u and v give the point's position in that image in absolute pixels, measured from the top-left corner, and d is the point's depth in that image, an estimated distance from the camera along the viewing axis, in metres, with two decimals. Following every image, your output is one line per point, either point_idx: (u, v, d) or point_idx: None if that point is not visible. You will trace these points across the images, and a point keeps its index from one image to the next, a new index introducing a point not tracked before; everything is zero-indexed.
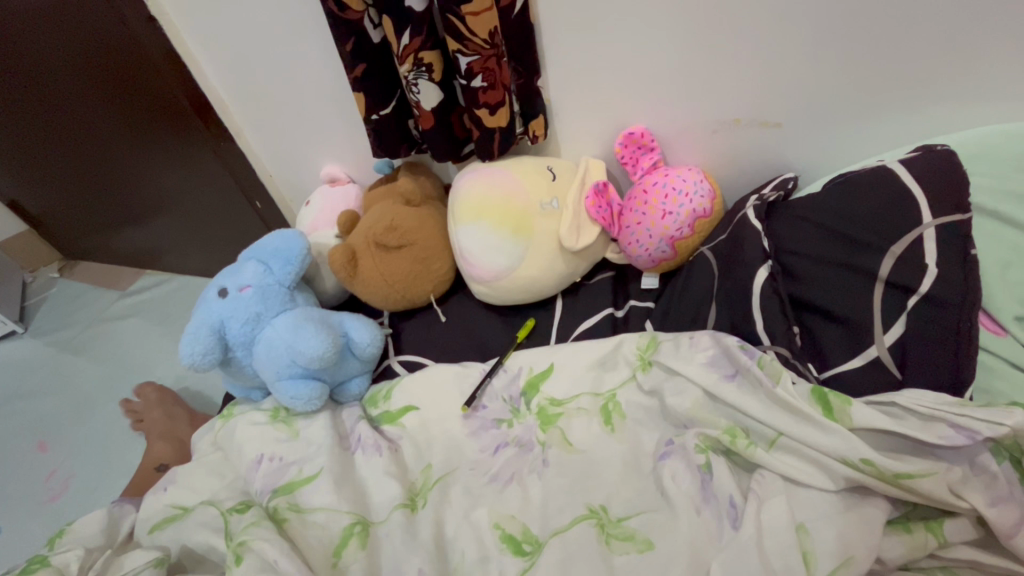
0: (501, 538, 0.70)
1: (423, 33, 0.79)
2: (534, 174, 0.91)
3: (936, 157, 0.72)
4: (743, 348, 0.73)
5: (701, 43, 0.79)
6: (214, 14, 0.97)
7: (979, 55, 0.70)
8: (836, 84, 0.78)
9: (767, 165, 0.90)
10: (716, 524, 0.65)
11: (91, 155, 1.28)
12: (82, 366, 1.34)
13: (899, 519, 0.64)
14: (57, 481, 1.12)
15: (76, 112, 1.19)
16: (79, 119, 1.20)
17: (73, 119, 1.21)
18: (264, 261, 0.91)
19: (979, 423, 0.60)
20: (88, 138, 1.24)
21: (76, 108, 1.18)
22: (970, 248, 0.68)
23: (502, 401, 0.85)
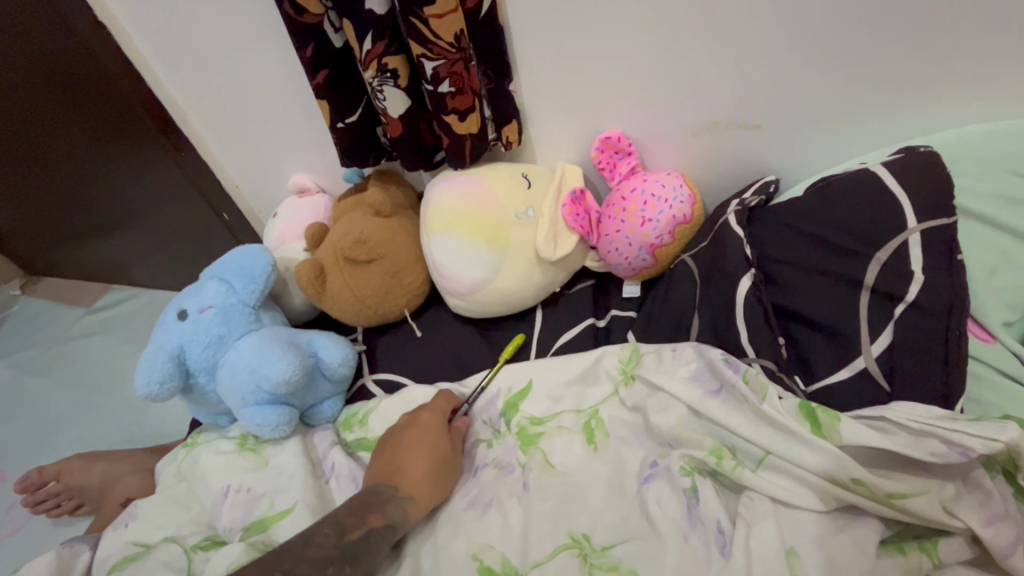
0: (479, 570, 0.67)
1: (385, 37, 0.75)
2: (508, 182, 0.88)
3: (919, 158, 0.69)
4: (727, 362, 0.71)
5: (674, 44, 0.76)
6: (166, 21, 0.93)
7: (961, 51, 0.68)
8: (815, 85, 0.75)
9: (746, 168, 0.87)
10: (705, 550, 0.62)
11: (46, 169, 1.22)
12: (44, 388, 1.29)
13: (891, 539, 0.62)
14: (15, 512, 1.07)
15: (25, 126, 1.13)
16: (28, 133, 1.14)
17: (22, 134, 1.15)
18: (226, 280, 0.86)
19: (972, 439, 0.56)
20: (42, 153, 1.18)
21: (24, 121, 1.12)
22: (955, 252, 0.65)
23: (482, 423, 0.83)
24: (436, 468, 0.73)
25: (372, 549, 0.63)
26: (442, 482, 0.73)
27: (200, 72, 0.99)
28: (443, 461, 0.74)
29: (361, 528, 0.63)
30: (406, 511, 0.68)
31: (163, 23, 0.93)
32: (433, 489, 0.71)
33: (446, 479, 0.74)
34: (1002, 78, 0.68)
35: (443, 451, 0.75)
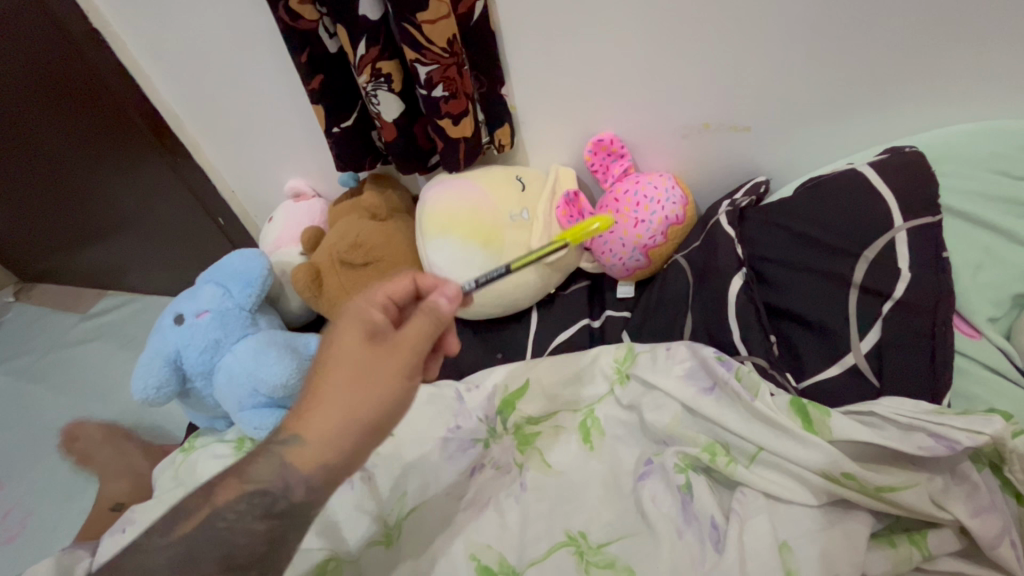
0: (478, 570, 0.68)
1: (379, 42, 0.76)
2: (502, 184, 0.89)
3: (905, 159, 0.71)
4: (720, 360, 0.72)
5: (664, 48, 0.78)
6: (161, 27, 0.94)
7: (945, 54, 0.69)
8: (802, 87, 0.77)
9: (737, 169, 0.88)
10: (698, 545, 0.64)
11: (39, 176, 1.22)
12: (39, 396, 1.29)
13: (882, 532, 0.63)
14: (11, 520, 1.08)
15: (17, 133, 1.13)
16: (20, 141, 1.14)
17: (14, 143, 1.15)
18: (222, 284, 0.87)
19: (958, 432, 0.58)
20: (34, 159, 1.18)
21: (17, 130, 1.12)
22: (941, 251, 0.67)
23: (477, 420, 0.81)
24: (333, 398, 0.53)
25: (223, 525, 0.54)
26: (348, 411, 0.53)
27: (194, 77, 1.00)
28: (348, 379, 0.54)
29: (205, 512, 0.55)
30: (284, 467, 0.54)
31: (157, 29, 0.94)
32: (340, 426, 0.53)
33: (357, 405, 0.53)
34: (984, 80, 0.70)
35: (344, 365, 0.54)
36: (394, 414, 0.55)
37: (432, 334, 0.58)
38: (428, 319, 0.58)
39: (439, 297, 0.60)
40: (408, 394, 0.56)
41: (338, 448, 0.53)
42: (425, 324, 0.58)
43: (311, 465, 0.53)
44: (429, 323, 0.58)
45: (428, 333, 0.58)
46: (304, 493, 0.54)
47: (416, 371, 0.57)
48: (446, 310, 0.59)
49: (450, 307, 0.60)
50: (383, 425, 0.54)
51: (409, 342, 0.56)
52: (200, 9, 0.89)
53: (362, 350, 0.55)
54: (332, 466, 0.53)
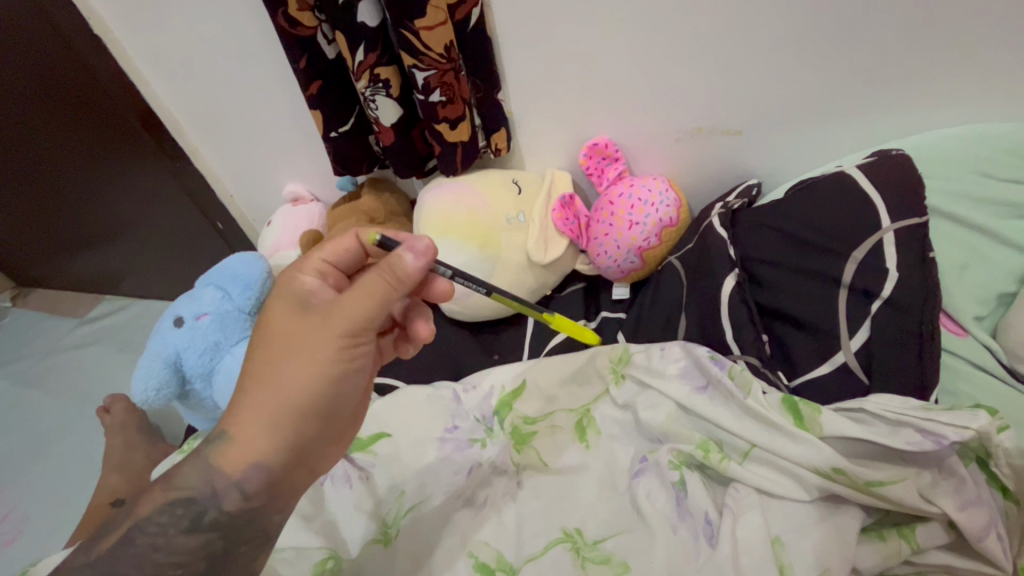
0: (475, 567, 0.69)
1: (377, 48, 0.78)
2: (498, 188, 0.90)
3: (892, 161, 0.72)
4: (713, 359, 0.73)
5: (658, 54, 0.79)
6: (161, 33, 0.95)
7: (933, 59, 0.71)
8: (794, 93, 0.78)
9: (729, 172, 0.90)
10: (692, 541, 0.65)
11: (35, 181, 1.22)
12: (36, 400, 1.30)
13: (872, 525, 0.65)
14: (10, 524, 1.08)
15: (14, 139, 1.13)
16: (18, 148, 1.15)
17: (12, 151, 1.15)
18: (222, 287, 0.88)
19: (945, 427, 0.60)
20: (30, 165, 1.19)
21: (15, 138, 1.13)
22: (929, 250, 0.68)
23: (473, 420, 0.82)
24: (260, 381, 0.55)
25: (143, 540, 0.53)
26: (274, 392, 0.55)
27: (193, 83, 1.01)
28: (272, 360, 0.56)
29: (125, 527, 0.54)
30: (209, 470, 0.55)
31: (157, 36, 0.95)
32: (267, 410, 0.55)
33: (283, 386, 0.55)
34: (970, 86, 0.71)
35: (269, 347, 0.56)
36: (326, 391, 0.56)
37: (377, 298, 0.55)
38: (386, 275, 0.55)
39: (403, 252, 0.55)
40: (346, 367, 0.56)
41: (268, 435, 0.55)
42: (368, 285, 0.55)
43: (241, 461, 0.54)
44: (376, 284, 0.55)
45: (369, 298, 0.55)
46: (240, 494, 0.55)
47: (353, 341, 0.56)
48: (406, 266, 0.55)
49: (415, 263, 0.55)
50: (316, 403, 0.55)
51: (343, 310, 0.55)
52: (201, 16, 0.90)
53: (289, 330, 0.57)
54: (266, 455, 0.55)
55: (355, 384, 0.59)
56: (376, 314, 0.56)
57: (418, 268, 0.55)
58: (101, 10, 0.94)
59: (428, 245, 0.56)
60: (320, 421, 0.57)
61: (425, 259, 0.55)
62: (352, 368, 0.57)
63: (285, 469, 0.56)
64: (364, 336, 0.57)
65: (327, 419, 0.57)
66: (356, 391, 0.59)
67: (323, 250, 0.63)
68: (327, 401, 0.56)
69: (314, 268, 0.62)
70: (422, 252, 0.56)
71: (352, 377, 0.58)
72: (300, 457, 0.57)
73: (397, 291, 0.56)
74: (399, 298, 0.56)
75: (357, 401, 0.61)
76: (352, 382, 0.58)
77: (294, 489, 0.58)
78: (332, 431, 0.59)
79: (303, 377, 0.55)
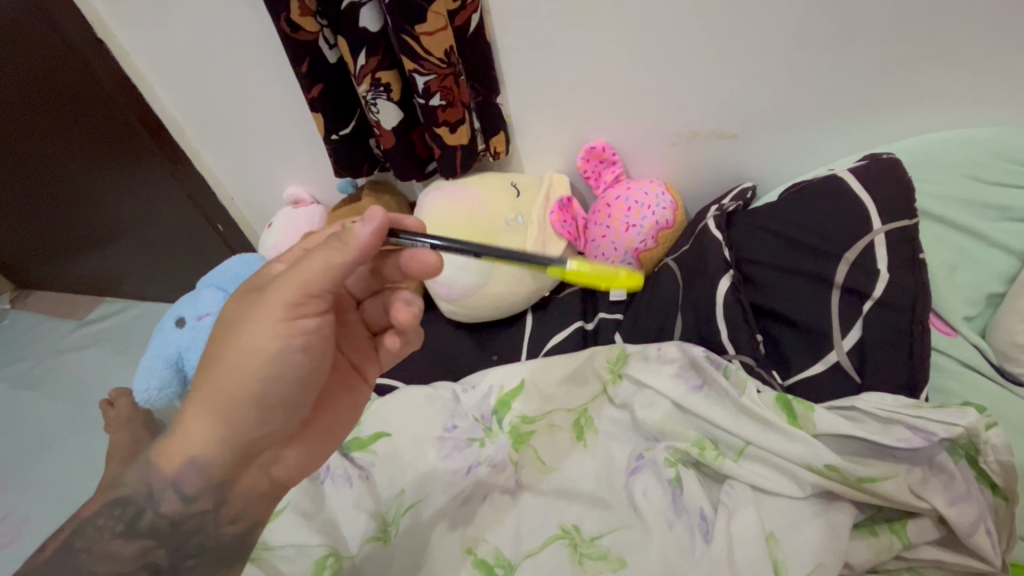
0: (474, 563, 0.70)
1: (378, 53, 0.79)
2: (497, 190, 0.92)
3: (882, 165, 0.74)
4: (709, 358, 0.74)
5: (655, 59, 0.80)
6: (165, 37, 0.96)
7: (923, 65, 0.72)
8: (788, 98, 0.80)
9: (724, 176, 0.91)
10: (688, 536, 0.66)
11: (35, 184, 1.23)
12: (36, 402, 1.30)
13: (864, 522, 0.66)
14: (9, 525, 1.09)
15: (15, 142, 1.14)
16: (19, 149, 1.15)
17: (13, 152, 1.16)
18: (223, 288, 0.89)
19: (934, 424, 0.62)
20: (30, 168, 1.19)
21: (16, 139, 1.13)
22: (918, 252, 0.71)
23: (473, 420, 0.83)
24: (202, 367, 0.54)
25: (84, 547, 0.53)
26: (208, 379, 0.53)
27: (195, 86, 1.02)
28: (214, 345, 0.54)
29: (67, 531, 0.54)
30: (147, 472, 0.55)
31: (161, 40, 0.96)
32: (203, 398, 0.53)
33: (216, 374, 0.53)
34: (959, 91, 0.73)
35: (213, 334, 0.55)
36: (258, 380, 0.53)
37: (315, 272, 0.50)
38: (332, 241, 0.51)
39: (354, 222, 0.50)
40: (280, 352, 0.53)
41: (200, 427, 0.53)
42: (309, 260, 0.51)
43: (175, 457, 0.54)
44: (325, 253, 0.50)
45: (304, 274, 0.51)
46: (178, 496, 0.54)
47: (291, 324, 0.52)
48: (354, 233, 0.50)
49: (363, 229, 0.49)
50: (248, 393, 0.53)
51: (278, 287, 0.52)
52: (204, 20, 0.91)
53: (231, 315, 0.55)
54: (200, 447, 0.53)
55: (298, 372, 0.55)
56: (317, 291, 0.51)
57: (368, 236, 0.49)
58: (104, 13, 0.95)
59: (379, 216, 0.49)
60: (256, 412, 0.54)
61: (373, 229, 0.49)
62: (290, 354, 0.53)
63: (222, 463, 0.55)
64: (306, 317, 0.53)
65: (260, 409, 0.54)
66: (301, 380, 0.56)
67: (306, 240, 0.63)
68: (262, 389, 0.53)
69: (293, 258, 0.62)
70: (374, 219, 0.49)
71: (292, 363, 0.54)
72: (237, 450, 0.55)
73: (339, 266, 0.50)
74: (344, 271, 0.51)
75: (310, 390, 0.58)
76: (292, 370, 0.54)
77: (241, 485, 0.57)
78: (275, 423, 0.57)
79: (231, 365, 0.52)
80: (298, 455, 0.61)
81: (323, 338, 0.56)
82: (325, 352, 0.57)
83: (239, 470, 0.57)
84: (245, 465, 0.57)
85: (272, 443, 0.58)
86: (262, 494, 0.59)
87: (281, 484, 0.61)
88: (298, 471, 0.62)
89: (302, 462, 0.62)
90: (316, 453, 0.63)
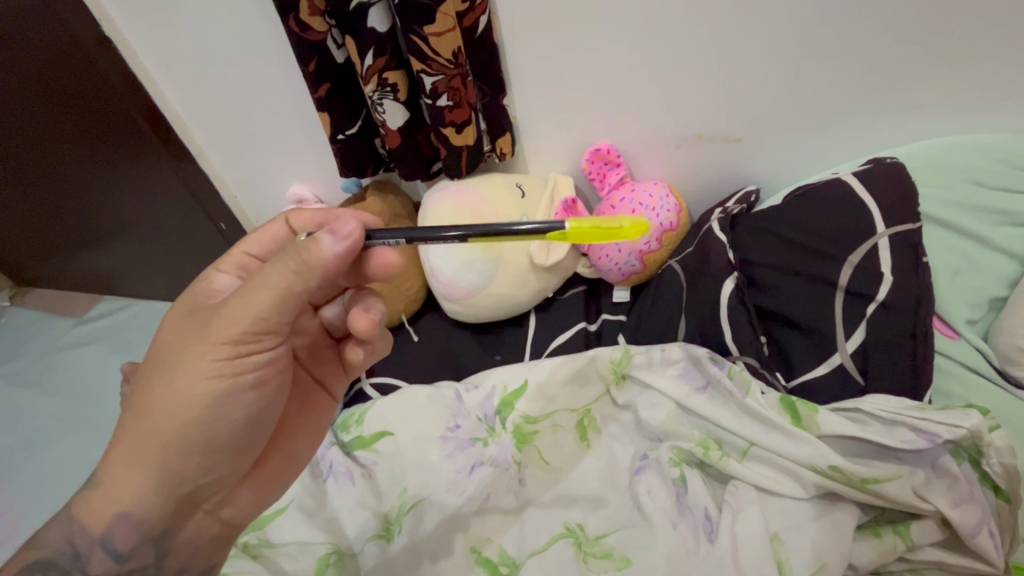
0: (477, 561, 0.70)
1: (386, 53, 0.79)
2: (501, 192, 0.92)
3: (888, 169, 0.74)
4: (713, 360, 0.75)
5: (662, 61, 0.81)
6: (171, 34, 0.96)
7: (927, 73, 0.73)
8: (793, 103, 0.81)
9: (729, 179, 0.92)
10: (692, 536, 0.67)
11: (29, 186, 1.22)
12: (34, 400, 1.30)
13: (868, 523, 0.66)
14: (7, 523, 1.08)
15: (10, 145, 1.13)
16: (13, 150, 1.13)
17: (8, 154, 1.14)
18: None
19: (937, 426, 0.62)
20: (25, 169, 1.18)
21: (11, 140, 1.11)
22: (921, 255, 0.71)
23: (476, 419, 0.83)
24: (134, 409, 0.53)
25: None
26: (143, 423, 0.52)
27: (201, 84, 1.02)
28: (147, 385, 0.53)
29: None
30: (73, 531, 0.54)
31: (167, 37, 0.96)
32: (135, 449, 0.52)
33: (151, 421, 0.52)
34: (963, 97, 0.74)
35: (147, 375, 0.53)
36: (200, 422, 0.52)
37: (266, 301, 0.50)
38: (289, 262, 0.49)
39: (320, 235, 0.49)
40: (228, 388, 0.53)
41: (134, 478, 0.52)
42: (255, 290, 0.50)
43: (101, 515, 0.53)
44: (280, 276, 0.49)
45: (251, 308, 0.50)
46: (109, 554, 0.54)
47: (234, 361, 0.52)
48: (321, 252, 0.49)
49: (332, 248, 0.49)
50: (189, 434, 0.52)
51: (220, 322, 0.51)
52: (212, 20, 0.91)
53: (164, 356, 0.53)
54: (134, 499, 0.53)
55: (247, 408, 0.55)
56: (267, 323, 0.51)
57: (337, 257, 0.49)
58: (111, 11, 0.95)
59: (355, 231, 0.50)
60: (199, 456, 0.54)
61: (344, 248, 0.49)
62: (237, 392, 0.53)
63: (158, 514, 0.54)
64: (253, 351, 0.53)
65: (206, 448, 0.54)
66: (249, 414, 0.55)
67: (246, 241, 0.62)
68: (206, 430, 0.53)
69: (234, 263, 0.61)
70: (345, 237, 0.49)
71: (240, 399, 0.54)
72: (177, 499, 0.54)
73: (292, 295, 0.50)
74: (301, 297, 0.50)
75: (261, 425, 0.58)
76: (240, 408, 0.54)
77: (187, 532, 0.57)
78: (222, 466, 0.56)
79: (169, 407, 0.51)
80: (249, 496, 0.60)
81: (272, 369, 0.55)
82: (276, 383, 0.57)
83: (184, 517, 0.56)
84: (190, 513, 0.56)
85: (221, 488, 0.58)
86: (211, 539, 0.59)
87: (235, 526, 0.60)
88: (250, 513, 0.61)
89: (253, 506, 0.60)
90: (273, 490, 0.62)
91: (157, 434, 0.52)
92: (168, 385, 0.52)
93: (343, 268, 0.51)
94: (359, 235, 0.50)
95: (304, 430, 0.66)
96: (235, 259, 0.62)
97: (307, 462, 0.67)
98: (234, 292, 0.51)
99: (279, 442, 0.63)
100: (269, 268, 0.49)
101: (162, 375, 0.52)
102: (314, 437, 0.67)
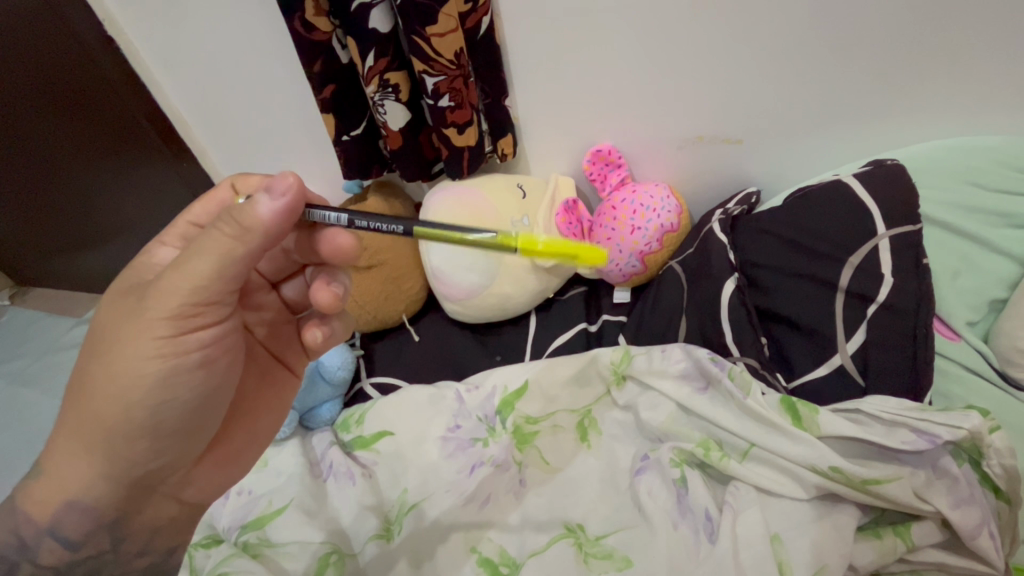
0: (478, 562, 0.70)
1: (388, 54, 0.79)
2: (502, 192, 0.92)
3: (888, 171, 0.75)
4: (714, 360, 0.75)
5: (664, 63, 0.81)
6: (173, 36, 0.96)
7: (927, 77, 0.73)
8: (794, 106, 0.81)
9: (729, 180, 0.92)
10: (693, 536, 0.67)
11: (26, 195, 1.21)
12: (33, 400, 1.29)
13: (868, 524, 0.67)
14: None
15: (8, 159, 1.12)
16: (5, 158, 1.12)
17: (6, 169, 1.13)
18: None
19: (939, 427, 0.62)
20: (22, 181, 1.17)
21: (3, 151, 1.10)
22: (922, 256, 0.71)
23: (476, 420, 0.83)
24: (76, 392, 0.52)
25: None
26: (88, 408, 0.51)
27: (203, 84, 1.03)
28: (88, 366, 0.52)
29: None
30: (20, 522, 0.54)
31: (168, 38, 0.96)
32: (80, 436, 0.52)
33: (93, 406, 0.51)
34: (962, 101, 0.74)
35: (88, 355, 0.53)
36: (144, 404, 0.52)
37: (205, 277, 0.48)
38: (227, 225, 0.47)
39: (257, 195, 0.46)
40: (169, 368, 0.51)
41: (78, 466, 0.53)
42: (193, 262, 0.48)
43: (45, 505, 0.53)
44: (218, 242, 0.47)
45: (190, 282, 0.48)
46: (59, 542, 0.54)
47: (178, 338, 0.51)
48: (256, 212, 0.46)
49: (270, 206, 0.46)
50: (135, 419, 0.52)
51: (158, 298, 0.49)
52: (214, 19, 0.91)
53: (101, 335, 0.52)
54: (83, 487, 0.53)
55: (195, 388, 0.54)
56: (208, 297, 0.50)
57: (273, 214, 0.46)
58: (114, 12, 0.96)
59: (291, 184, 0.46)
60: (147, 439, 0.53)
61: (283, 207, 0.46)
62: (182, 371, 0.52)
63: (110, 502, 0.54)
64: (198, 326, 0.51)
65: (154, 431, 0.53)
66: (198, 394, 0.54)
67: (190, 211, 0.62)
68: (153, 413, 0.52)
69: (178, 234, 0.61)
70: (281, 193, 0.46)
71: (186, 379, 0.53)
72: (129, 485, 0.55)
73: (232, 263, 0.48)
74: (241, 264, 0.48)
75: (213, 405, 0.57)
76: (188, 387, 0.53)
77: (144, 517, 0.57)
78: (172, 449, 0.55)
79: (107, 392, 0.51)
80: (209, 476, 0.61)
81: (219, 347, 0.54)
82: (225, 360, 0.56)
83: (141, 501, 0.56)
84: (146, 496, 0.57)
85: (176, 470, 0.57)
86: (170, 520, 0.60)
87: (194, 507, 0.61)
88: (213, 490, 0.62)
89: (213, 486, 0.61)
90: (230, 471, 0.63)
91: (98, 418, 0.51)
92: (105, 366, 0.51)
93: (283, 228, 0.48)
94: (297, 190, 0.47)
95: (262, 407, 0.65)
96: (177, 230, 0.61)
97: (267, 438, 0.67)
98: (170, 265, 0.50)
99: (239, 420, 0.63)
100: (206, 236, 0.48)
101: (99, 355, 0.51)
102: (274, 412, 0.67)
